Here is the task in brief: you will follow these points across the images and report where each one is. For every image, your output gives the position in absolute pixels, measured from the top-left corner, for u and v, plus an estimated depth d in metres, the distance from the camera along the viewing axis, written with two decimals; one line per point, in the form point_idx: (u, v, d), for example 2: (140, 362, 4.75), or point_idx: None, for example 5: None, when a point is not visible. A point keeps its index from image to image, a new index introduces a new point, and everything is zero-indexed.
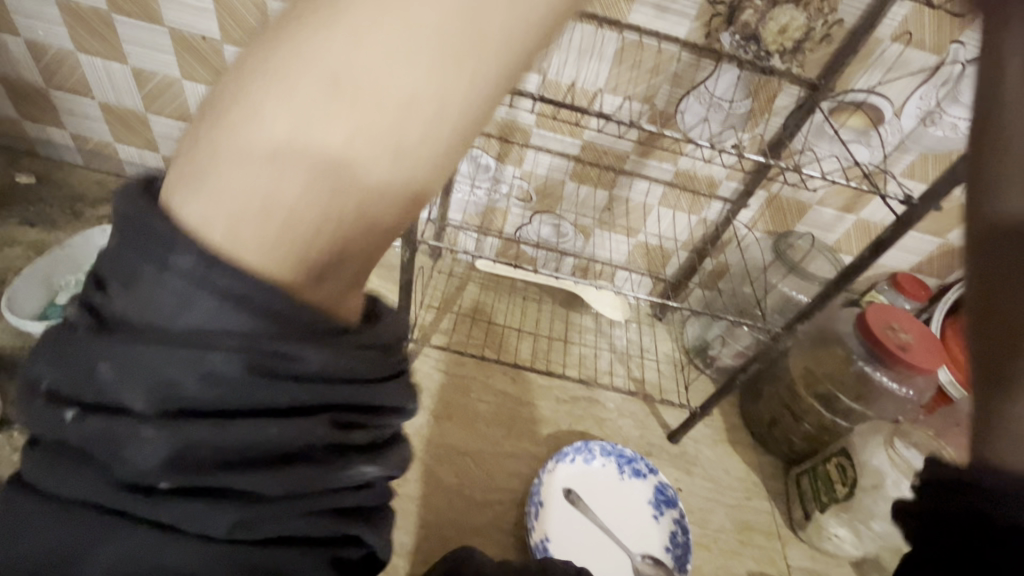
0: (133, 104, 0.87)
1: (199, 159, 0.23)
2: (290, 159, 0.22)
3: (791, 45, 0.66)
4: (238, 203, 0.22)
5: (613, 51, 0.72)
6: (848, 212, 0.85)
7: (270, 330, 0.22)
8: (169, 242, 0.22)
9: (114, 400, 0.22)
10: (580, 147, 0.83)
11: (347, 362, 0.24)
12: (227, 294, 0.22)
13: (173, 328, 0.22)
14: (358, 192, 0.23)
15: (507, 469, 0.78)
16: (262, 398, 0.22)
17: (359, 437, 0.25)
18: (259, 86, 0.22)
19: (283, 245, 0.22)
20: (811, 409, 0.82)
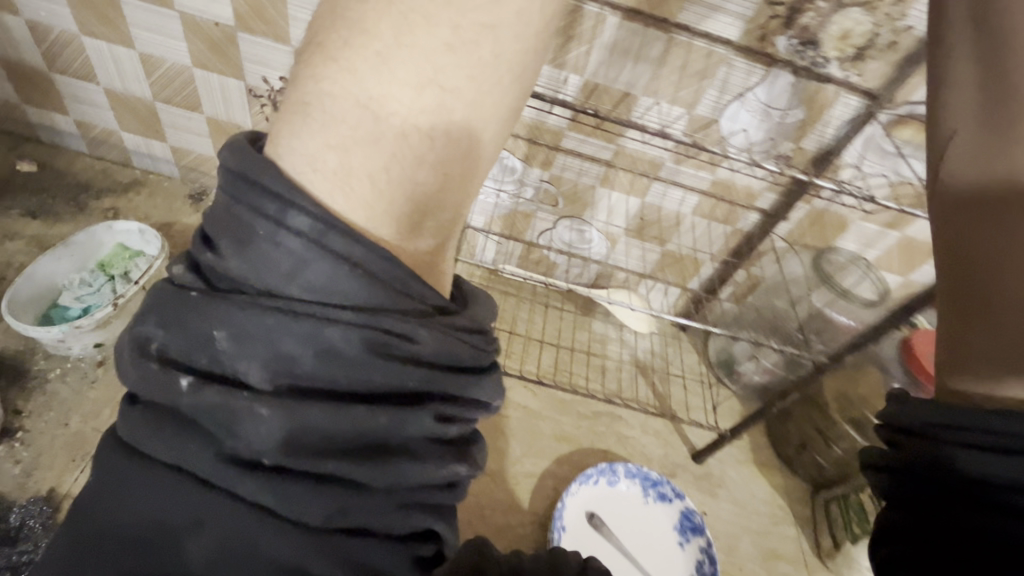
0: (140, 91, 0.82)
1: (302, 123, 0.29)
2: (386, 129, 0.29)
3: (851, 52, 0.62)
4: (345, 166, 0.29)
5: (658, 52, 0.67)
6: (892, 228, 0.80)
7: (381, 307, 0.27)
8: (285, 205, 0.27)
9: (240, 370, 0.27)
10: (613, 153, 0.79)
11: (448, 353, 0.29)
12: (339, 257, 0.27)
13: (291, 293, 0.27)
14: (440, 150, 0.30)
15: (528, 490, 0.76)
16: (377, 381, 0.27)
17: (455, 431, 0.30)
18: (351, 67, 0.29)
19: (383, 197, 0.30)
20: (845, 435, 0.77)
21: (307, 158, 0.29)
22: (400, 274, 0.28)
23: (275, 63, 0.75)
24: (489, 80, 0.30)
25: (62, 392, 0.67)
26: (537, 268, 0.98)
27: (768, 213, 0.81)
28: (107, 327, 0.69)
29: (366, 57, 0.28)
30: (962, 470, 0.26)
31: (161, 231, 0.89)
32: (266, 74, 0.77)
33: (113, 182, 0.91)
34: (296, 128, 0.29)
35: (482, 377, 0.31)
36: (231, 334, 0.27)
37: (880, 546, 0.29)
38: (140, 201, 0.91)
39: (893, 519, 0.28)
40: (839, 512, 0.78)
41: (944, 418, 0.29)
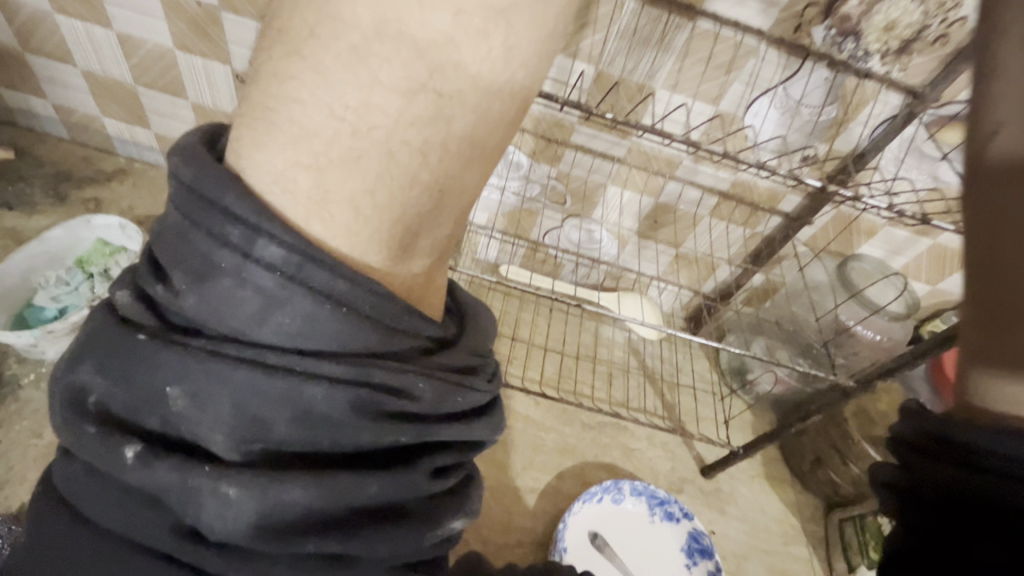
0: (120, 74, 0.76)
1: (265, 130, 0.23)
2: (373, 133, 0.23)
3: (897, 44, 0.56)
4: (323, 186, 0.23)
5: (681, 42, 0.61)
6: (923, 236, 0.75)
7: (370, 355, 0.24)
8: (252, 235, 0.22)
9: (201, 433, 0.22)
10: (627, 150, 0.73)
11: (445, 402, 0.26)
12: (319, 296, 0.22)
13: (262, 340, 0.22)
14: (441, 158, 0.24)
15: (528, 506, 0.72)
16: (365, 442, 0.23)
17: (449, 481, 0.27)
18: (323, 50, 0.22)
19: (372, 220, 0.24)
20: (863, 456, 0.73)
21: (275, 174, 0.23)
22: (393, 310, 0.24)
23: None
24: (506, 67, 0.23)
25: (37, 399, 0.63)
26: (542, 267, 0.93)
27: (790, 217, 0.75)
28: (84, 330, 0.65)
29: (344, 38, 0.22)
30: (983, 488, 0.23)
31: (145, 224, 0.84)
32: (254, 59, 0.71)
33: (95, 171, 0.87)
34: (259, 131, 0.23)
35: (477, 417, 0.28)
36: (189, 391, 0.22)
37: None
38: (124, 191, 0.86)
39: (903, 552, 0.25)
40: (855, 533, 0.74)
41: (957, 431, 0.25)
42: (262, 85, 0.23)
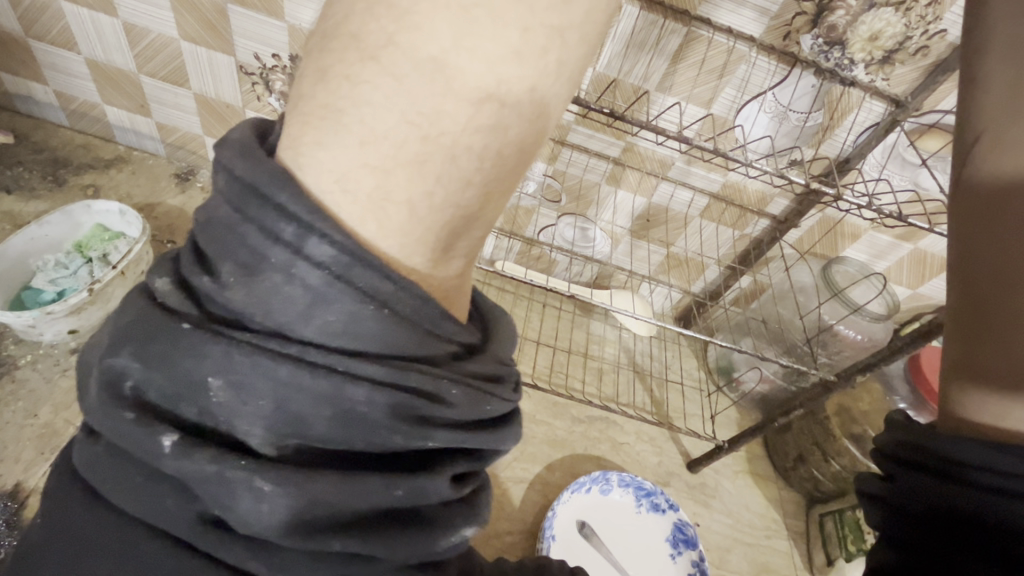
0: (124, 62, 0.77)
1: (326, 130, 0.24)
2: (438, 140, 0.23)
3: (880, 55, 0.59)
4: (383, 189, 0.24)
5: (675, 46, 0.63)
6: (904, 241, 0.77)
7: (406, 362, 0.24)
8: (302, 234, 0.23)
9: (241, 424, 0.24)
10: (622, 150, 0.75)
11: (476, 410, 0.26)
12: (365, 296, 0.23)
13: (304, 338, 0.23)
14: (494, 166, 0.25)
15: (518, 495, 0.74)
16: (396, 444, 0.24)
17: (467, 488, 0.28)
18: (395, 54, 0.22)
19: (425, 223, 0.25)
20: (842, 451, 0.76)
21: (336, 176, 0.24)
22: (430, 313, 0.25)
23: (268, 39, 0.71)
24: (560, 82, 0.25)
25: (32, 380, 0.64)
26: (536, 264, 0.95)
27: (778, 220, 0.78)
28: (81, 313, 0.65)
29: (419, 43, 0.22)
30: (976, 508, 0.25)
31: (142, 212, 0.84)
32: (259, 51, 0.72)
33: (94, 158, 0.87)
34: (323, 131, 0.24)
35: (500, 428, 0.28)
36: (231, 383, 0.23)
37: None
38: (123, 179, 0.87)
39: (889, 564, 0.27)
40: (834, 528, 0.77)
41: (948, 449, 0.27)
42: (323, 86, 0.24)
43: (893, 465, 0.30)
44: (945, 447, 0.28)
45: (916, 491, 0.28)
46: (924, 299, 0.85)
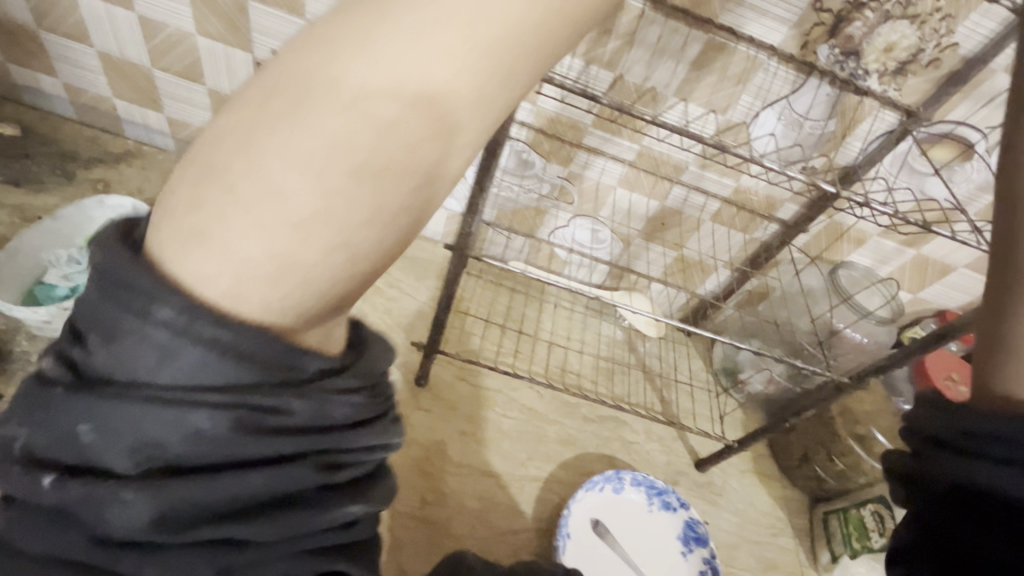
0: (137, 57, 0.76)
1: (189, 203, 0.21)
2: (318, 220, 0.21)
3: (894, 65, 0.61)
4: (245, 262, 0.20)
5: (695, 54, 0.64)
6: (909, 246, 0.80)
7: (253, 382, 0.21)
8: (152, 293, 0.20)
9: (94, 460, 0.21)
10: (637, 153, 0.76)
11: (326, 414, 0.23)
12: (214, 350, 0.20)
13: (156, 382, 0.20)
14: (379, 232, 0.22)
15: (532, 494, 0.74)
16: (249, 454, 0.21)
17: (344, 475, 0.24)
18: (280, 135, 0.20)
19: (305, 307, 0.22)
20: (847, 451, 0.77)
21: (206, 264, 0.20)
22: (278, 353, 0.21)
23: (287, 37, 0.71)
24: (454, 144, 0.22)
25: None
26: (547, 264, 0.96)
27: (787, 224, 0.79)
28: None
29: (299, 116, 0.20)
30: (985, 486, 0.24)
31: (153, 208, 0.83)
32: (278, 49, 0.72)
33: (103, 151, 0.86)
34: (195, 217, 0.21)
35: (375, 421, 0.25)
36: (101, 429, 0.20)
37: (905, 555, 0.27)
38: (133, 173, 0.86)
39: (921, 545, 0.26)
40: (839, 526, 0.78)
41: (966, 423, 0.26)
42: (195, 157, 0.22)
43: (917, 438, 0.28)
44: (971, 422, 0.25)
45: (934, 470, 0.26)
46: (925, 303, 0.87)
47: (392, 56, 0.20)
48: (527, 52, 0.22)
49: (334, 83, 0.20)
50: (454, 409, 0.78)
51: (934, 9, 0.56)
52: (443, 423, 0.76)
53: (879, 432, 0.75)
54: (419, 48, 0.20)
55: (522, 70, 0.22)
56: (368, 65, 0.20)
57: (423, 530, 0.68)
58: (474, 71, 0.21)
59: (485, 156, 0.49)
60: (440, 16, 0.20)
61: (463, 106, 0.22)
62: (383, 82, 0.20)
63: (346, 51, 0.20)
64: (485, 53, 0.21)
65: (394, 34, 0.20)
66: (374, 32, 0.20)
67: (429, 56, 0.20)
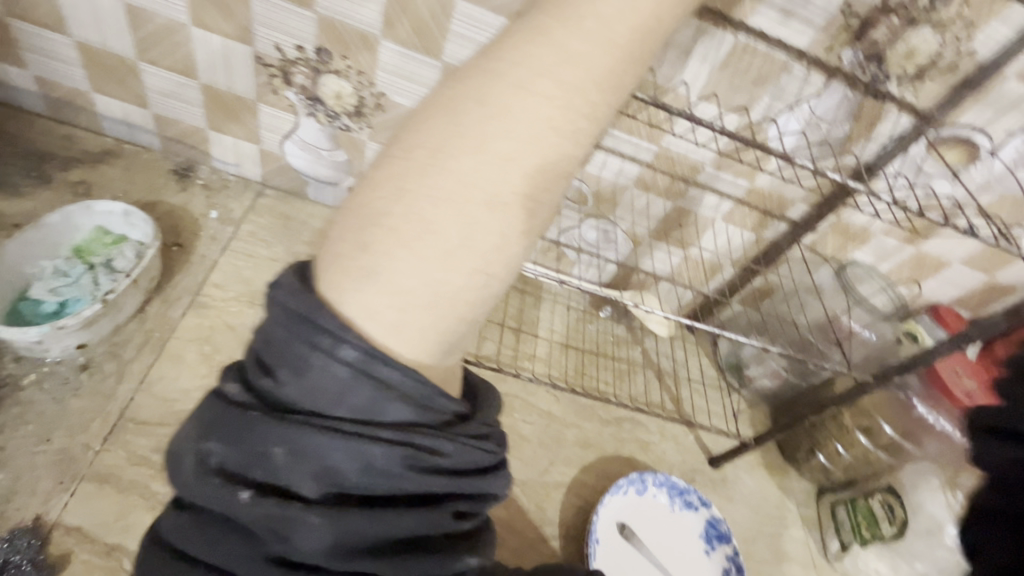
0: (122, 48, 0.70)
1: (347, 248, 0.24)
2: (464, 249, 0.23)
3: (913, 70, 0.62)
4: (402, 295, 0.23)
5: (721, 55, 0.63)
6: (909, 244, 0.82)
7: (416, 421, 0.24)
8: (334, 332, 0.22)
9: (280, 479, 0.23)
10: (654, 154, 0.76)
11: (471, 460, 0.25)
12: (386, 383, 0.23)
13: (338, 418, 0.23)
14: (508, 258, 0.25)
15: (556, 500, 0.73)
16: (407, 491, 0.23)
17: (469, 524, 0.26)
18: (428, 179, 0.23)
19: (449, 331, 0.24)
20: (855, 443, 0.80)
21: (373, 300, 0.23)
22: (432, 393, 0.24)
23: (292, 30, 0.66)
24: (562, 177, 0.25)
25: (40, 401, 0.59)
26: (555, 265, 0.95)
27: (796, 223, 0.81)
28: (91, 326, 0.62)
29: (445, 164, 0.23)
30: None
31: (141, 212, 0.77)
32: (281, 42, 0.67)
33: (81, 151, 0.80)
34: (357, 261, 0.23)
35: (501, 468, 0.28)
36: (291, 453, 0.22)
37: None
38: (116, 174, 0.79)
39: None
40: (847, 515, 0.81)
41: None
42: (347, 208, 0.25)
43: None
44: None
45: None
46: (922, 299, 0.89)
47: (510, 104, 0.24)
48: (611, 87, 0.25)
49: (465, 132, 0.23)
50: None
51: (957, 15, 0.58)
52: None
53: (885, 423, 0.77)
54: (530, 96, 0.24)
55: (610, 101, 0.26)
56: (494, 116, 0.23)
57: None
58: (575, 108, 0.24)
59: None
60: (547, 74, 0.24)
61: (570, 136, 0.25)
62: (508, 126, 0.23)
63: (473, 106, 0.24)
64: (584, 93, 0.24)
65: (511, 88, 0.24)
66: (494, 95, 0.24)
67: (539, 102, 0.24)
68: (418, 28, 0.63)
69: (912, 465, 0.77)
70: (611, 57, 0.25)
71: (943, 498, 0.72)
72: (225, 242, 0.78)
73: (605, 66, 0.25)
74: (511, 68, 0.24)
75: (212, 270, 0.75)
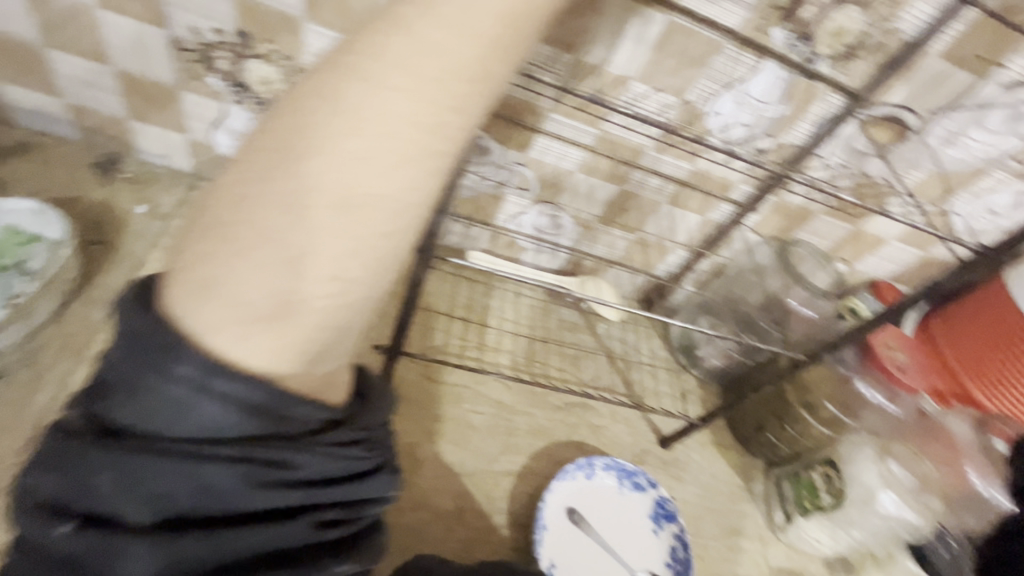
0: (26, 33, 0.65)
1: (197, 262, 0.25)
2: (310, 256, 0.24)
3: (843, 49, 0.62)
4: (247, 306, 0.24)
5: (655, 36, 0.62)
6: (850, 222, 0.83)
7: (260, 435, 0.25)
8: (171, 351, 0.23)
9: (113, 506, 0.23)
10: (595, 138, 0.75)
11: (323, 470, 0.27)
12: (226, 397, 0.24)
13: (177, 437, 0.24)
14: (365, 261, 0.25)
15: (505, 488, 0.73)
16: (251, 505, 0.25)
17: (331, 533, 0.28)
18: (269, 186, 0.24)
19: (308, 336, 0.25)
20: (799, 419, 0.82)
21: (217, 313, 0.24)
22: (283, 402, 0.25)
23: (209, 12, 0.63)
24: (427, 173, 0.25)
25: None
26: (505, 252, 0.94)
27: (739, 204, 0.81)
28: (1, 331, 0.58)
29: (287, 171, 0.24)
30: None
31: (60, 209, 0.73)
32: (199, 25, 0.64)
33: None
34: (203, 274, 0.24)
35: (372, 475, 0.29)
36: (124, 478, 0.23)
37: None
38: (31, 169, 0.75)
39: None
40: (790, 488, 0.83)
41: None
42: (200, 221, 0.26)
43: None
44: None
45: None
46: (864, 275, 0.92)
47: (356, 102, 0.24)
48: (476, 76, 0.25)
49: (309, 133, 0.24)
50: (419, 410, 0.75)
51: None
52: (410, 424, 0.74)
53: (827, 401, 0.80)
54: (378, 91, 0.24)
55: (479, 91, 0.26)
56: (340, 115, 0.24)
57: (396, 538, 0.65)
58: (431, 101, 0.24)
59: None
60: (396, 67, 0.24)
61: (426, 131, 0.25)
62: (353, 126, 0.24)
63: (319, 106, 0.24)
64: (440, 84, 0.24)
65: (358, 84, 0.24)
66: (338, 95, 0.24)
67: (388, 98, 0.24)
68: (342, 10, 0.61)
69: (850, 438, 0.78)
70: (471, 42, 0.25)
71: (877, 467, 0.73)
72: (154, 238, 0.75)
73: (466, 53, 0.25)
74: (362, 61, 0.24)
75: (138, 269, 0.71)
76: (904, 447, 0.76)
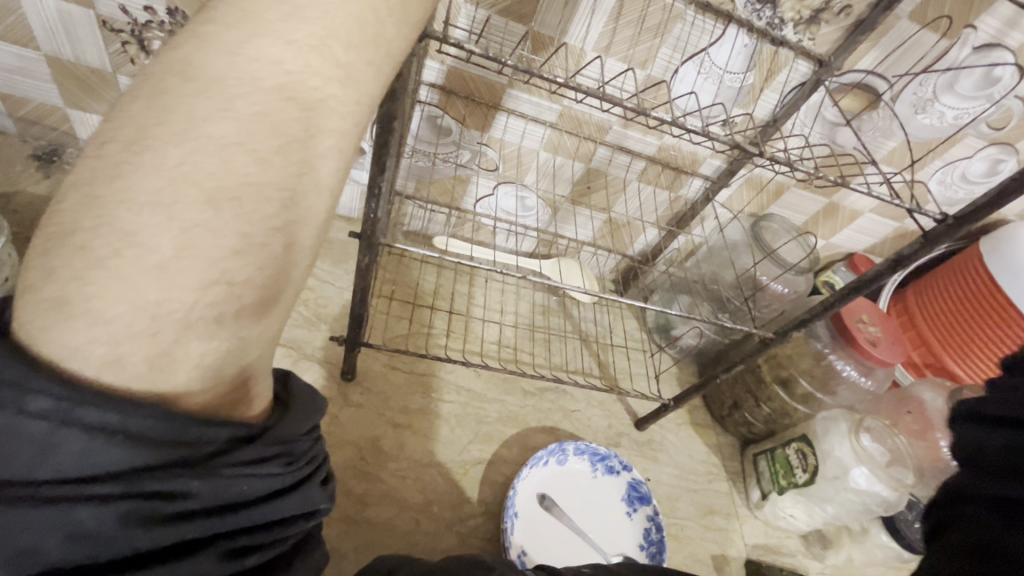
0: None
1: (45, 280, 0.20)
2: (183, 259, 0.20)
3: (807, 14, 0.60)
4: (117, 320, 0.20)
5: (611, 4, 0.59)
6: (824, 196, 0.81)
7: (149, 466, 0.20)
8: (17, 381, 0.19)
9: None
10: (558, 114, 0.71)
11: (233, 493, 0.23)
12: (97, 428, 0.19)
13: (37, 481, 0.19)
14: (259, 260, 0.22)
15: (476, 476, 0.72)
16: (142, 547, 0.20)
17: (253, 560, 0.24)
18: (123, 181, 0.20)
19: (195, 353, 0.22)
20: (773, 396, 0.82)
21: (75, 332, 0.19)
22: (176, 427, 0.21)
23: None
24: (319, 153, 0.24)
25: None
26: (473, 236, 0.92)
27: (710, 180, 0.79)
28: None
29: (148, 162, 0.20)
30: (1001, 493, 0.29)
31: None
32: (125, 3, 0.59)
33: None
34: (51, 288, 0.20)
35: (293, 491, 0.26)
36: None
37: (952, 533, 0.30)
38: None
39: (962, 542, 0.29)
40: (767, 465, 0.83)
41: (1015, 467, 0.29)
42: (45, 226, 0.21)
43: (991, 465, 0.30)
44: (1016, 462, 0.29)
45: (995, 496, 0.29)
46: (836, 248, 0.91)
47: (221, 72, 0.21)
48: (364, 41, 0.25)
49: (169, 115, 0.21)
50: (385, 401, 0.74)
51: None
52: (376, 416, 0.72)
53: (801, 376, 0.80)
54: (244, 61, 0.22)
55: (368, 58, 0.25)
56: (204, 94, 0.21)
57: (362, 534, 0.63)
58: (312, 71, 0.23)
59: (377, 131, 0.39)
60: (263, 37, 0.22)
61: (307, 107, 0.23)
62: (219, 105, 0.21)
63: (178, 85, 0.21)
64: (318, 51, 0.23)
65: (222, 54, 0.22)
66: (198, 75, 0.21)
67: (253, 68, 0.22)
68: None
69: (824, 414, 0.77)
70: (353, 5, 0.24)
71: (849, 443, 0.71)
72: None
73: (349, 16, 0.24)
74: (223, 32, 0.22)
75: None
76: (878, 421, 0.73)
